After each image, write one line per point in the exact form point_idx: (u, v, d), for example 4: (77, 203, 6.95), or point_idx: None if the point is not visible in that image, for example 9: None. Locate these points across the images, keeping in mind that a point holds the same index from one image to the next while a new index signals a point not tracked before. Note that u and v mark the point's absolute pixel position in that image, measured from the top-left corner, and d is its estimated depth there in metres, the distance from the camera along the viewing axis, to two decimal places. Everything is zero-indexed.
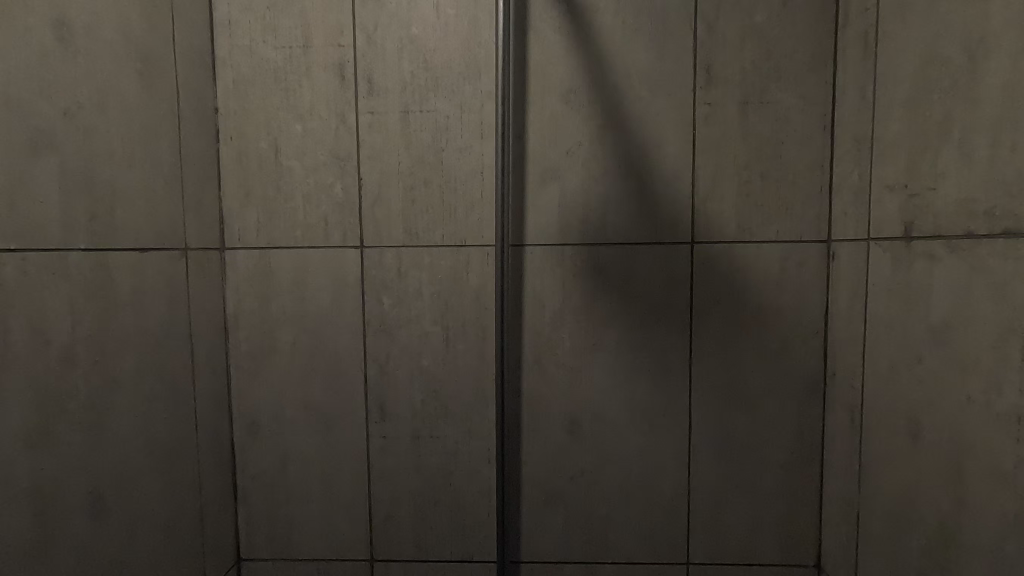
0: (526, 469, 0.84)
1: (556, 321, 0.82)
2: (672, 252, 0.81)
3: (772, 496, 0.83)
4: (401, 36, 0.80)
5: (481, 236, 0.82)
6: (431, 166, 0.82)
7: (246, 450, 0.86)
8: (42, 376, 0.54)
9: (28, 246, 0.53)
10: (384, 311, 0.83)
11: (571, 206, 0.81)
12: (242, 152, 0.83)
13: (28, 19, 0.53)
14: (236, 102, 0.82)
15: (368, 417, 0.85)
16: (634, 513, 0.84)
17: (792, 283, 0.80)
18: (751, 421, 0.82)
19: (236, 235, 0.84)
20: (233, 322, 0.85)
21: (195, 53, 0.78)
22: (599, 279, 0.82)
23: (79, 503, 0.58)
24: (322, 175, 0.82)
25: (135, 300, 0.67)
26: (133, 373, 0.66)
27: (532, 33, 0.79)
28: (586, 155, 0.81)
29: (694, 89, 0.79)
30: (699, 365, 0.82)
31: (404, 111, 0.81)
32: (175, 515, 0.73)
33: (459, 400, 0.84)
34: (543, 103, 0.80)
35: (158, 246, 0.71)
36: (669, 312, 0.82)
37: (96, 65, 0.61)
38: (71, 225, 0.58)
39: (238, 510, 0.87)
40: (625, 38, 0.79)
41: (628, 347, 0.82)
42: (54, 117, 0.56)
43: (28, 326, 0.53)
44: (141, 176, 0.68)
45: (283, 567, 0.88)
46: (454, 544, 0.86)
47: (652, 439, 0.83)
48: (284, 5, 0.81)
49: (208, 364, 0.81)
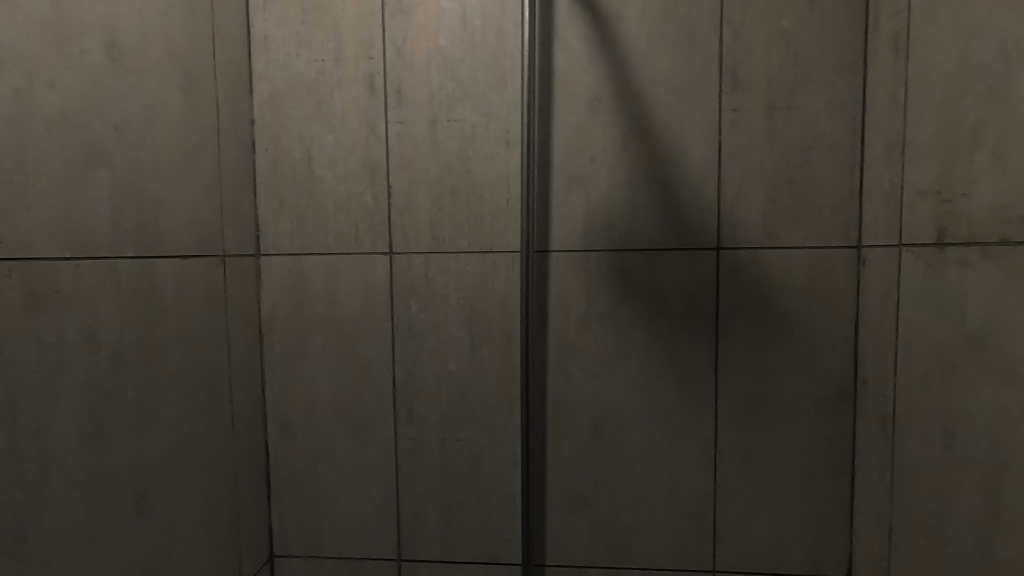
0: (550, 472, 0.85)
1: (581, 326, 0.83)
2: (697, 258, 0.81)
3: (800, 506, 0.82)
4: (428, 47, 0.82)
5: (507, 241, 0.83)
6: (458, 174, 0.83)
7: (279, 449, 0.89)
8: (95, 377, 0.58)
9: (83, 255, 0.57)
10: (412, 315, 0.85)
11: (596, 212, 0.82)
12: (276, 162, 0.86)
13: (84, 42, 0.57)
14: (271, 114, 0.85)
15: (396, 419, 0.87)
16: (659, 519, 0.84)
17: (820, 289, 0.79)
18: (778, 428, 0.82)
19: (271, 242, 0.87)
20: (267, 326, 0.88)
21: (234, 67, 0.81)
22: (623, 284, 0.82)
23: (124, 501, 0.61)
24: (353, 183, 0.85)
25: (179, 304, 0.70)
26: (176, 375, 0.69)
27: (557, 43, 0.81)
28: (610, 161, 0.81)
29: (720, 96, 0.79)
30: (725, 370, 0.82)
31: (432, 121, 0.83)
32: (213, 512, 0.76)
33: (485, 404, 0.85)
34: (568, 111, 0.81)
35: (200, 253, 0.74)
36: (695, 318, 0.82)
37: (143, 82, 0.64)
38: (121, 234, 0.61)
39: (271, 508, 0.90)
40: (651, 45, 0.80)
41: (653, 354, 0.83)
42: (106, 134, 0.59)
43: (82, 329, 0.56)
44: (185, 186, 0.71)
45: (314, 564, 0.90)
46: (480, 546, 0.87)
47: (677, 444, 0.83)
48: (318, 20, 0.84)
49: (244, 366, 0.84)
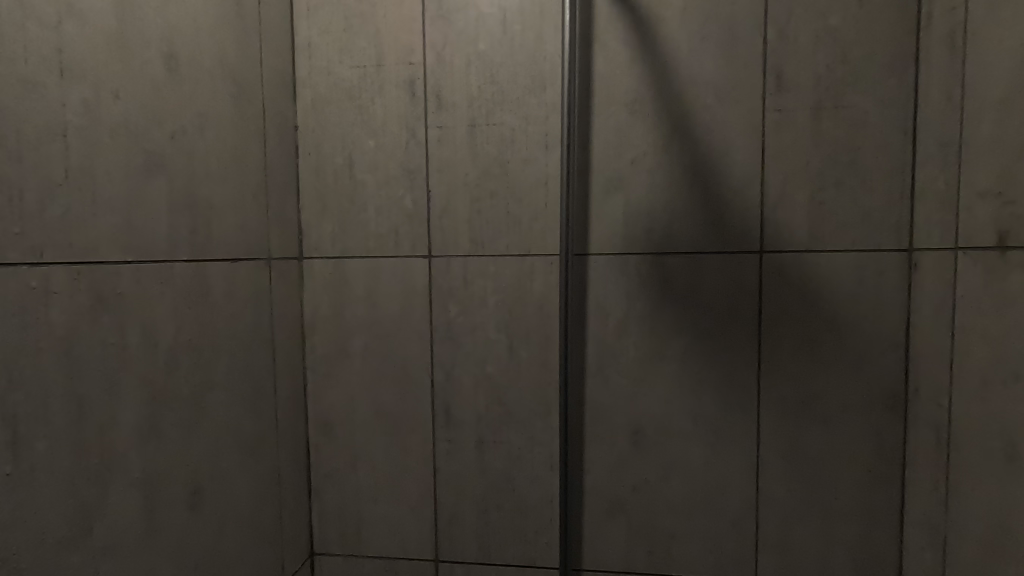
0: (588, 477, 0.85)
1: (620, 331, 0.83)
2: (739, 261, 0.80)
3: (847, 516, 0.80)
4: (468, 52, 0.83)
5: (545, 245, 0.83)
6: (497, 178, 0.84)
7: (320, 449, 0.90)
8: (153, 377, 0.60)
9: (143, 258, 0.59)
10: (450, 318, 0.86)
11: (636, 215, 0.81)
12: (319, 167, 0.87)
13: (145, 54, 0.59)
14: (314, 120, 0.87)
15: (435, 420, 0.87)
16: (700, 526, 0.83)
17: (869, 293, 0.77)
18: (824, 436, 0.80)
19: (313, 246, 0.88)
20: (309, 328, 0.89)
21: (280, 75, 0.83)
22: (663, 288, 0.81)
23: (178, 497, 0.63)
24: (393, 188, 0.86)
25: (228, 306, 0.72)
26: (226, 375, 0.71)
27: (597, 45, 0.80)
28: (651, 163, 0.81)
29: (764, 96, 0.78)
30: (768, 375, 0.80)
31: (471, 125, 0.84)
32: (259, 510, 0.78)
33: (522, 407, 0.85)
34: (607, 113, 0.81)
35: (248, 256, 0.76)
36: (737, 322, 0.80)
37: (198, 91, 0.67)
38: (177, 238, 0.63)
39: (312, 506, 0.91)
40: (692, 46, 0.79)
41: (693, 359, 0.81)
42: (164, 141, 0.61)
43: (142, 330, 0.59)
44: (234, 191, 0.73)
45: (352, 563, 0.91)
46: (517, 548, 0.87)
47: (718, 450, 0.82)
48: (360, 26, 0.85)
49: (288, 367, 0.85)
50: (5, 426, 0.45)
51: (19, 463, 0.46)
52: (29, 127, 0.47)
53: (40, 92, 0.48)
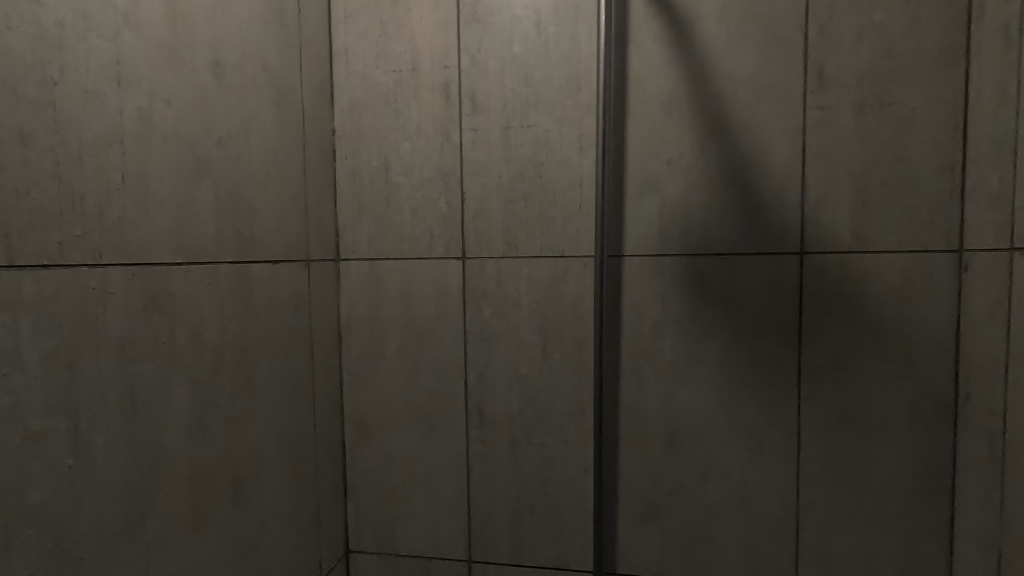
0: (622, 480, 0.84)
1: (656, 333, 0.82)
2: (779, 263, 0.78)
3: (893, 526, 0.77)
4: (503, 54, 0.83)
5: (580, 246, 0.83)
6: (531, 179, 0.84)
7: (356, 448, 0.92)
8: (200, 375, 0.62)
9: (191, 259, 0.61)
10: (484, 319, 0.86)
11: (672, 215, 0.80)
12: (356, 170, 0.89)
13: (194, 62, 0.61)
14: (351, 124, 0.89)
15: (468, 421, 0.88)
16: (737, 532, 0.81)
17: (916, 296, 0.75)
18: (868, 442, 0.77)
19: (350, 248, 0.90)
20: (346, 328, 0.91)
21: (318, 80, 0.85)
22: (700, 290, 0.80)
23: (223, 493, 0.65)
24: (428, 190, 0.87)
25: (270, 307, 0.74)
26: (267, 375, 0.73)
27: (632, 45, 0.80)
28: (687, 163, 0.80)
29: (805, 94, 0.76)
30: (809, 380, 0.78)
31: (506, 127, 0.84)
32: (298, 507, 0.79)
33: (556, 409, 0.85)
34: (643, 114, 0.80)
35: (289, 258, 0.78)
36: (776, 325, 0.79)
37: (242, 97, 0.68)
38: (223, 240, 0.65)
39: (347, 504, 0.93)
40: (731, 44, 0.78)
41: (731, 362, 0.80)
42: (211, 147, 0.63)
43: (191, 330, 0.60)
44: (276, 194, 0.75)
45: (387, 562, 0.92)
46: (551, 551, 0.87)
47: (756, 455, 0.80)
48: (396, 31, 0.86)
49: (325, 366, 0.87)
50: (66, 420, 0.47)
51: (78, 456, 0.48)
52: (89, 133, 0.49)
53: (100, 99, 0.50)
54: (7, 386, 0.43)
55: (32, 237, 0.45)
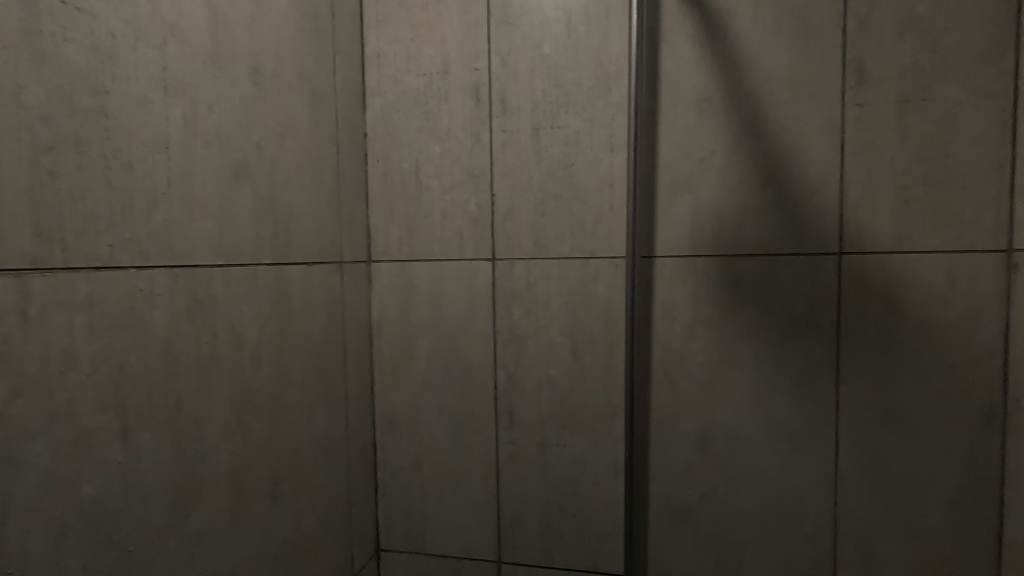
0: (653, 483, 0.83)
1: (688, 335, 0.81)
2: (816, 264, 0.76)
3: (937, 535, 0.75)
4: (533, 56, 0.83)
5: (610, 248, 0.82)
6: (561, 181, 0.84)
7: (386, 447, 0.93)
8: (240, 375, 0.63)
9: (231, 261, 0.62)
10: (514, 321, 0.86)
11: (705, 216, 0.79)
12: (387, 173, 0.90)
13: (234, 69, 0.62)
14: (383, 127, 0.90)
15: (498, 422, 0.88)
16: (772, 539, 0.80)
17: (962, 297, 0.72)
18: (910, 449, 0.75)
19: (381, 250, 0.91)
20: (377, 329, 0.92)
21: (351, 85, 0.87)
22: (734, 292, 0.79)
23: (261, 490, 0.66)
24: (458, 192, 0.87)
25: (305, 308, 0.75)
26: (302, 374, 0.74)
27: (664, 44, 0.79)
28: (720, 163, 0.78)
29: (844, 91, 0.74)
30: (848, 384, 0.76)
31: (536, 128, 0.84)
32: (331, 505, 0.80)
33: (586, 411, 0.85)
34: (675, 113, 0.79)
35: (323, 260, 0.79)
36: (813, 328, 0.77)
37: (279, 103, 0.70)
38: (261, 243, 0.67)
39: (378, 503, 0.94)
40: (765, 41, 0.76)
41: (765, 365, 0.79)
42: (250, 151, 0.65)
43: (231, 331, 0.62)
44: (311, 197, 0.76)
45: (416, 561, 0.93)
46: (580, 553, 0.86)
47: (792, 460, 0.78)
48: (427, 35, 0.87)
49: (357, 367, 0.88)
50: (116, 417, 0.49)
51: (128, 452, 0.50)
52: (138, 139, 0.51)
53: (148, 107, 0.52)
54: (62, 382, 0.45)
55: (85, 241, 0.47)
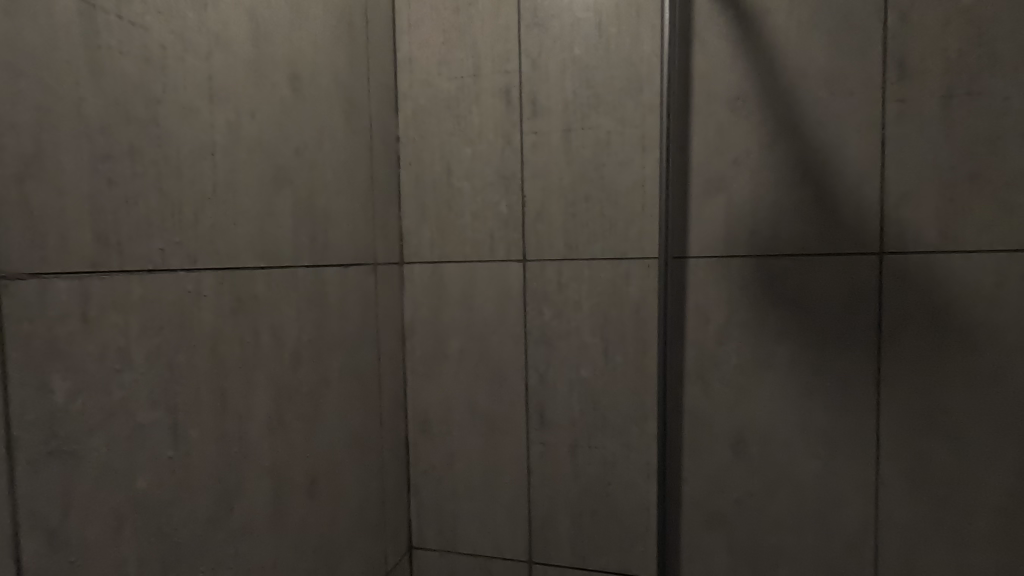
0: (686, 486, 0.82)
1: (721, 336, 0.80)
2: (855, 263, 0.74)
3: (986, 545, 0.72)
4: (564, 58, 0.84)
5: (642, 248, 0.82)
6: (593, 181, 0.84)
7: (419, 446, 0.94)
8: (280, 374, 0.65)
9: (272, 264, 0.64)
10: (545, 322, 0.87)
11: (739, 215, 0.78)
12: (419, 176, 0.91)
13: (275, 77, 0.64)
14: (415, 131, 0.91)
15: (529, 423, 0.88)
16: (810, 545, 0.78)
17: (1012, 298, 0.70)
18: (955, 455, 0.73)
19: (413, 251, 0.92)
20: (409, 329, 0.93)
21: (384, 89, 0.88)
22: (769, 292, 0.78)
23: (299, 486, 0.68)
24: (489, 194, 0.88)
25: (341, 308, 0.77)
26: (339, 374, 0.76)
27: (697, 43, 0.78)
28: (755, 162, 0.77)
29: (885, 86, 0.72)
30: (890, 387, 0.74)
31: (566, 129, 0.84)
32: (366, 502, 0.82)
33: (618, 412, 0.84)
34: (708, 112, 0.78)
35: (358, 261, 0.81)
36: (853, 329, 0.75)
37: (317, 109, 0.72)
38: (300, 245, 0.68)
39: (411, 501, 0.95)
40: (802, 37, 0.75)
41: (802, 367, 0.77)
42: (290, 156, 0.67)
43: (271, 331, 0.64)
44: (347, 200, 0.78)
45: (448, 559, 0.94)
46: (612, 555, 0.86)
47: (830, 464, 0.77)
48: (458, 39, 0.88)
49: (390, 366, 0.89)
50: (167, 414, 0.51)
51: (178, 448, 0.52)
52: (187, 146, 0.53)
53: (195, 116, 0.54)
54: (118, 380, 0.47)
55: (139, 244, 0.49)
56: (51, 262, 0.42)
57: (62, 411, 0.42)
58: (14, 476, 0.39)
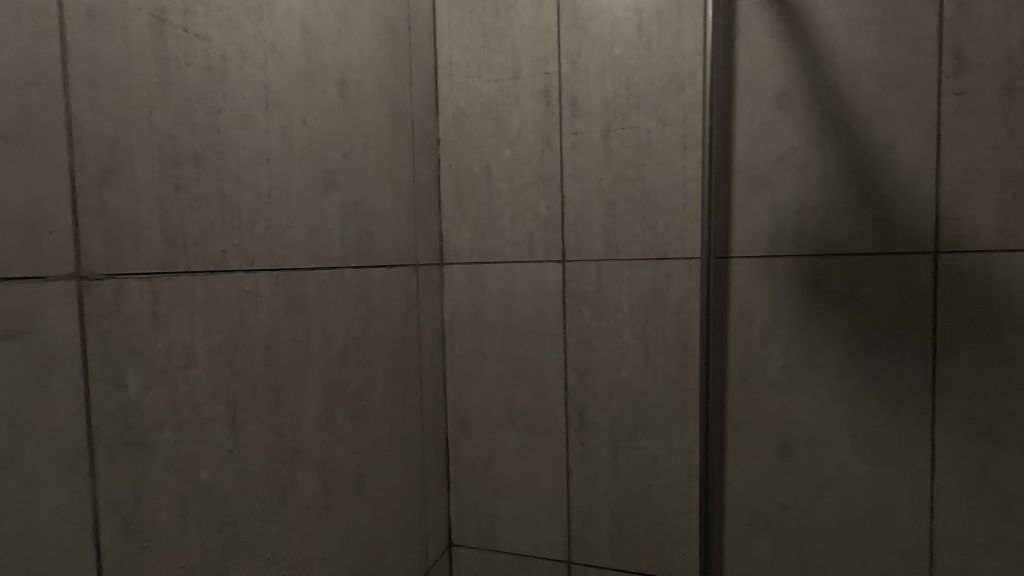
0: (730, 490, 0.81)
1: (766, 337, 0.78)
2: (908, 263, 0.72)
3: None
4: (604, 58, 0.84)
5: (684, 248, 0.81)
6: (633, 181, 0.83)
7: (459, 445, 0.95)
8: (329, 372, 0.67)
9: (322, 265, 0.66)
10: (584, 322, 0.87)
11: (785, 214, 0.77)
12: (459, 178, 0.92)
13: (324, 83, 0.66)
14: (455, 133, 0.92)
15: (568, 423, 0.88)
16: (860, 553, 0.76)
17: None
18: (1017, 463, 0.69)
19: (453, 252, 0.93)
20: (449, 329, 0.94)
21: (425, 93, 0.90)
22: (816, 293, 0.76)
23: (347, 481, 0.70)
24: (528, 195, 0.89)
25: (386, 308, 0.78)
26: (383, 372, 0.78)
27: (740, 40, 0.77)
28: (802, 160, 0.76)
29: (940, 80, 0.70)
30: (946, 391, 0.72)
31: (606, 130, 0.84)
32: (408, 498, 0.83)
33: (658, 414, 0.84)
34: (752, 109, 0.77)
35: (401, 262, 0.82)
36: (906, 331, 0.73)
37: (363, 114, 0.74)
38: (347, 247, 0.70)
39: (450, 499, 0.96)
40: (851, 31, 0.73)
41: (852, 370, 0.75)
42: (338, 161, 0.69)
43: (322, 331, 0.66)
44: (391, 203, 0.80)
45: (487, 557, 0.95)
46: (652, 557, 0.86)
47: (882, 471, 0.75)
48: (497, 42, 0.89)
49: (431, 366, 0.91)
50: (227, 408, 0.53)
51: (237, 442, 0.54)
52: (244, 151, 0.55)
53: (253, 122, 0.56)
54: (184, 376, 0.49)
55: (202, 246, 0.51)
56: (126, 263, 0.44)
57: (135, 404, 0.45)
58: (94, 465, 0.42)
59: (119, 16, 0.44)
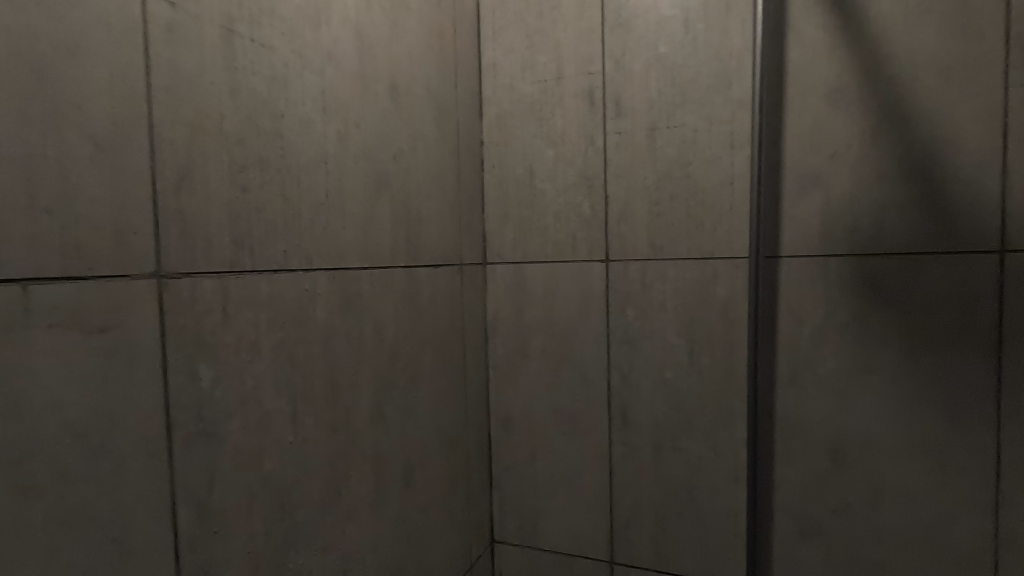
0: (778, 494, 0.80)
1: (817, 338, 0.77)
2: (972, 263, 0.69)
3: None
4: (649, 56, 0.83)
5: (731, 248, 0.80)
6: (678, 180, 0.82)
7: (501, 442, 0.96)
8: (380, 369, 0.69)
9: (374, 265, 0.68)
10: (628, 322, 0.86)
11: (838, 212, 0.75)
12: (502, 178, 0.93)
13: (376, 87, 0.68)
14: (498, 134, 0.93)
15: (611, 423, 0.88)
16: (917, 562, 0.73)
17: None
18: None
19: (496, 252, 0.94)
20: (492, 328, 0.95)
21: (470, 95, 0.91)
22: (871, 293, 0.74)
23: (396, 475, 0.71)
24: (571, 195, 0.89)
25: (432, 307, 0.80)
26: (430, 370, 0.79)
27: (791, 34, 0.76)
28: (856, 156, 0.74)
29: (1007, 71, 0.67)
30: (1013, 396, 0.68)
31: (651, 128, 0.84)
32: (453, 494, 0.85)
33: (704, 415, 0.83)
34: (804, 105, 0.76)
35: (446, 262, 0.84)
36: (969, 333, 0.70)
37: (411, 116, 0.75)
38: (397, 247, 0.72)
39: (493, 496, 0.97)
40: (910, 22, 0.71)
41: (910, 373, 0.73)
42: (388, 163, 0.70)
43: (373, 328, 0.68)
44: (437, 203, 0.81)
45: (529, 554, 0.96)
46: (697, 560, 0.85)
47: (942, 477, 0.72)
48: (541, 42, 0.89)
49: (474, 364, 0.92)
50: (288, 402, 0.55)
51: (297, 434, 0.56)
52: (304, 155, 0.57)
53: (312, 127, 0.58)
54: (251, 370, 0.51)
55: (266, 246, 0.53)
56: (200, 263, 0.47)
57: (208, 395, 0.47)
58: (173, 452, 0.44)
59: (195, 29, 0.46)
